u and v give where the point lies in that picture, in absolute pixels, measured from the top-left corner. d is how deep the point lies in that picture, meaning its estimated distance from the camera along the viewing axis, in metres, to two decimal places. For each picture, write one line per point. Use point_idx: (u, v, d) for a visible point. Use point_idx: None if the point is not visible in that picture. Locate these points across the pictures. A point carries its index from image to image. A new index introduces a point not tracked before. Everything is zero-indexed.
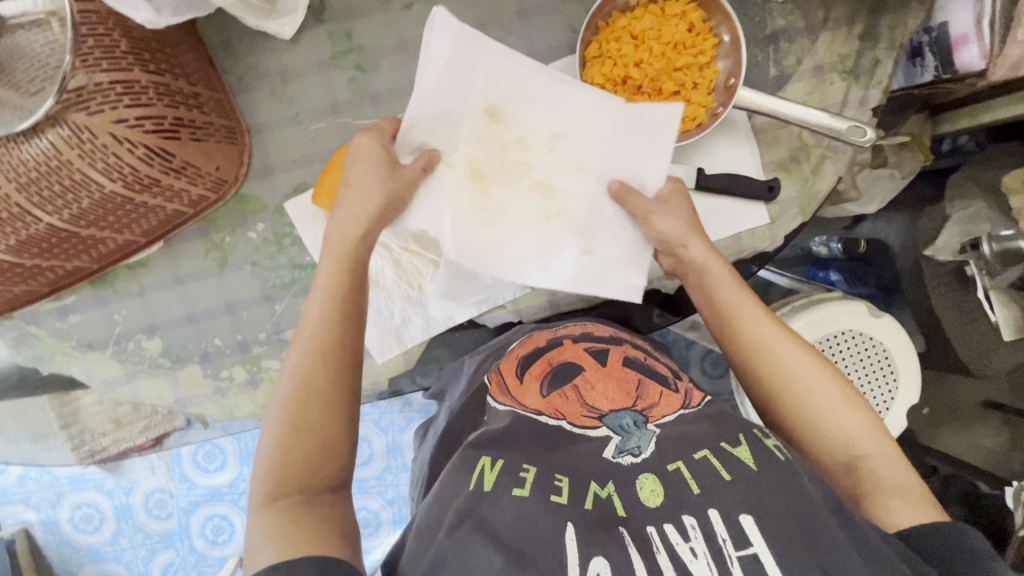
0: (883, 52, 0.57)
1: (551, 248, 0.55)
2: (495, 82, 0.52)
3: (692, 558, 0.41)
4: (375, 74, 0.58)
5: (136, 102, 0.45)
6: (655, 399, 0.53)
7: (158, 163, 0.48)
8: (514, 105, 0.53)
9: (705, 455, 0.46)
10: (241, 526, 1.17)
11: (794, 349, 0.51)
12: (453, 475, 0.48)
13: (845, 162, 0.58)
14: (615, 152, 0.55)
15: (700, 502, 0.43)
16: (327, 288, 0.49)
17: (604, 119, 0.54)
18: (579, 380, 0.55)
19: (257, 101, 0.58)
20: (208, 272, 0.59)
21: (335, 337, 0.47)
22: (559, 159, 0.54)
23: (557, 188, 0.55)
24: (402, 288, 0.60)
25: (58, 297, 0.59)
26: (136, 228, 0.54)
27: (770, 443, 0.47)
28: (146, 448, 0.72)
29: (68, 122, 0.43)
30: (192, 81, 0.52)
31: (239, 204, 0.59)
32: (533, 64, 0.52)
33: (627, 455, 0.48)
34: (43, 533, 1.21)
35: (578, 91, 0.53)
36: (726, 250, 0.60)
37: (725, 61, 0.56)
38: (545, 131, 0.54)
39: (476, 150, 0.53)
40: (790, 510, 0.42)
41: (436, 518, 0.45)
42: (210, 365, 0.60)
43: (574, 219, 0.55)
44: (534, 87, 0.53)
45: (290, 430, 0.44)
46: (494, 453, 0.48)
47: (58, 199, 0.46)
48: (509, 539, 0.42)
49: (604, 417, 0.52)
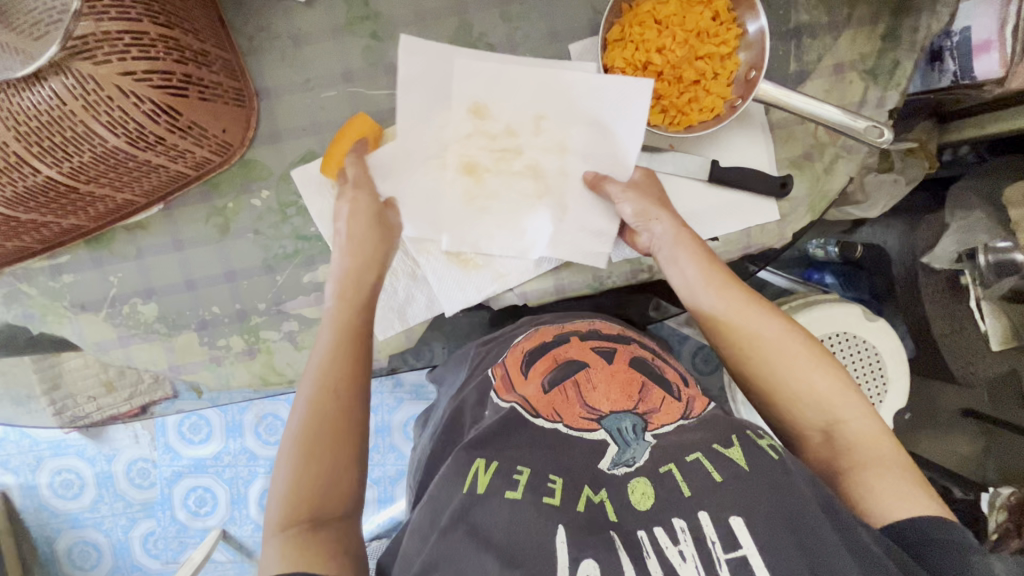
0: (904, 55, 0.56)
1: (542, 229, 0.58)
2: (471, 81, 0.55)
3: (680, 562, 0.41)
4: (391, 43, 0.57)
5: (145, 55, 0.43)
6: (656, 405, 0.51)
7: (164, 121, 0.47)
8: (494, 98, 0.56)
9: (697, 458, 0.45)
10: (225, 498, 1.16)
11: (764, 318, 0.50)
12: (448, 476, 0.47)
13: (858, 162, 0.58)
14: (599, 132, 0.57)
15: (690, 504, 0.43)
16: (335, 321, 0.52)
17: (585, 103, 0.56)
18: (580, 377, 0.53)
19: (266, 64, 0.57)
20: (209, 239, 0.58)
21: (342, 368, 0.49)
22: (545, 141, 0.57)
23: (546, 169, 0.57)
24: (407, 265, 0.59)
25: (52, 256, 0.58)
26: (137, 187, 0.52)
27: (763, 443, 0.47)
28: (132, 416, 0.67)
29: (73, 71, 0.41)
30: (201, 38, 0.50)
31: (244, 169, 0.57)
32: (504, 59, 0.56)
33: (622, 467, 0.47)
34: (21, 497, 1.19)
35: (554, 78, 0.55)
36: (734, 244, 0.60)
37: (747, 53, 0.55)
38: (528, 117, 0.57)
39: (466, 143, 0.57)
40: (782, 510, 0.41)
41: (429, 520, 0.46)
42: (207, 333, 0.59)
43: (563, 198, 0.58)
44: (510, 77, 0.56)
45: (304, 464, 0.45)
46: (488, 454, 0.47)
47: (58, 151, 0.45)
48: (500, 542, 0.42)
49: (602, 419, 0.50)
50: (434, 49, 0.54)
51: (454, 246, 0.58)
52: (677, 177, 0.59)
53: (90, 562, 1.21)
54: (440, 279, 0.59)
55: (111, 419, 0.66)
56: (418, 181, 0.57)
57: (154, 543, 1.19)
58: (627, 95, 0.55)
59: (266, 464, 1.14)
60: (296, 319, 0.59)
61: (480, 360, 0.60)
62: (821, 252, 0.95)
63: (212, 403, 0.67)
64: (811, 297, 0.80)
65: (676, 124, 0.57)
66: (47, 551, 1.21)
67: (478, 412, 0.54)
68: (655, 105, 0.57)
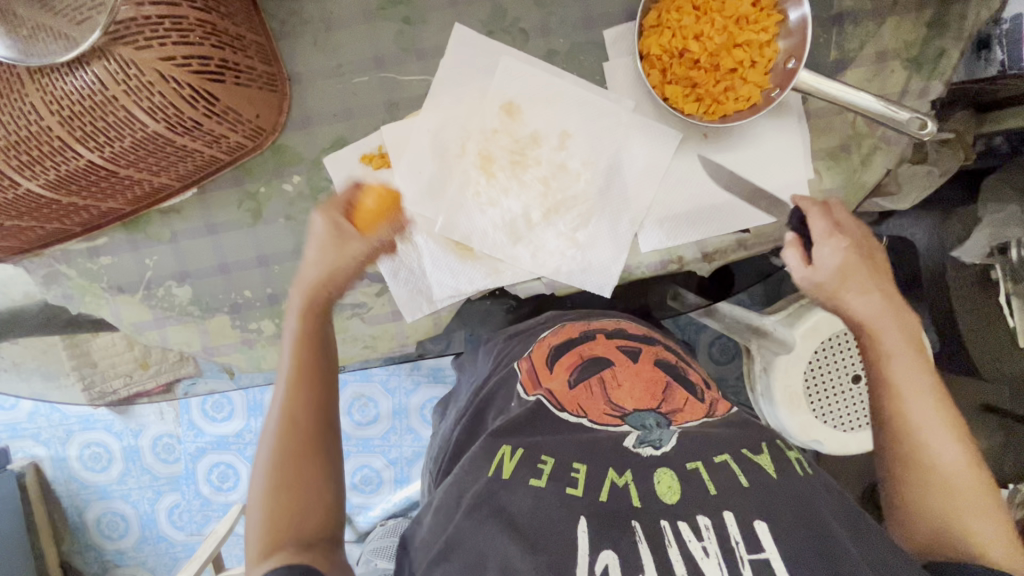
0: (950, 42, 0.55)
1: (543, 240, 0.59)
2: (511, 83, 0.57)
3: (703, 557, 0.39)
4: (422, 28, 0.56)
5: (183, 40, 0.43)
6: (679, 405, 0.51)
7: (201, 105, 0.47)
8: (528, 105, 0.57)
9: (726, 460, 0.45)
10: (247, 474, 1.19)
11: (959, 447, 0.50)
12: (473, 461, 0.47)
13: (897, 155, 0.56)
14: (621, 155, 0.58)
15: (715, 503, 0.42)
16: (298, 343, 0.52)
17: (610, 126, 0.58)
18: (606, 375, 0.53)
19: (298, 48, 0.56)
20: (241, 223, 0.59)
21: (309, 378, 0.51)
22: (563, 158, 0.58)
23: (559, 184, 0.58)
24: (487, 263, 0.59)
25: (90, 238, 0.59)
26: (173, 171, 0.53)
27: (792, 456, 0.48)
28: (157, 392, 0.69)
29: (115, 56, 0.42)
30: (236, 23, 0.49)
31: (276, 154, 0.57)
32: (550, 68, 0.57)
33: (648, 446, 0.47)
34: (53, 469, 1.23)
35: (588, 96, 0.57)
36: (767, 235, 0.58)
37: (787, 41, 0.54)
38: (555, 129, 0.58)
39: (489, 140, 0.58)
40: (798, 521, 0.41)
41: (453, 501, 0.46)
42: (240, 316, 0.60)
43: (570, 216, 0.58)
44: (550, 89, 0.57)
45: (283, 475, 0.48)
46: (514, 442, 0.48)
47: (99, 136, 0.45)
48: (524, 527, 0.42)
49: (625, 416, 0.50)
50: (485, 49, 0.56)
51: (446, 232, 0.58)
52: (707, 165, 0.58)
53: (118, 531, 1.26)
54: (439, 268, 0.59)
55: (136, 396, 0.68)
56: (428, 170, 0.58)
57: (180, 515, 1.23)
58: (652, 136, 0.58)
59: None
60: None
61: (505, 355, 0.60)
62: None
63: (235, 383, 0.67)
64: None
65: (711, 113, 0.56)
66: (78, 520, 1.26)
67: (500, 403, 0.55)
68: (689, 94, 0.55)
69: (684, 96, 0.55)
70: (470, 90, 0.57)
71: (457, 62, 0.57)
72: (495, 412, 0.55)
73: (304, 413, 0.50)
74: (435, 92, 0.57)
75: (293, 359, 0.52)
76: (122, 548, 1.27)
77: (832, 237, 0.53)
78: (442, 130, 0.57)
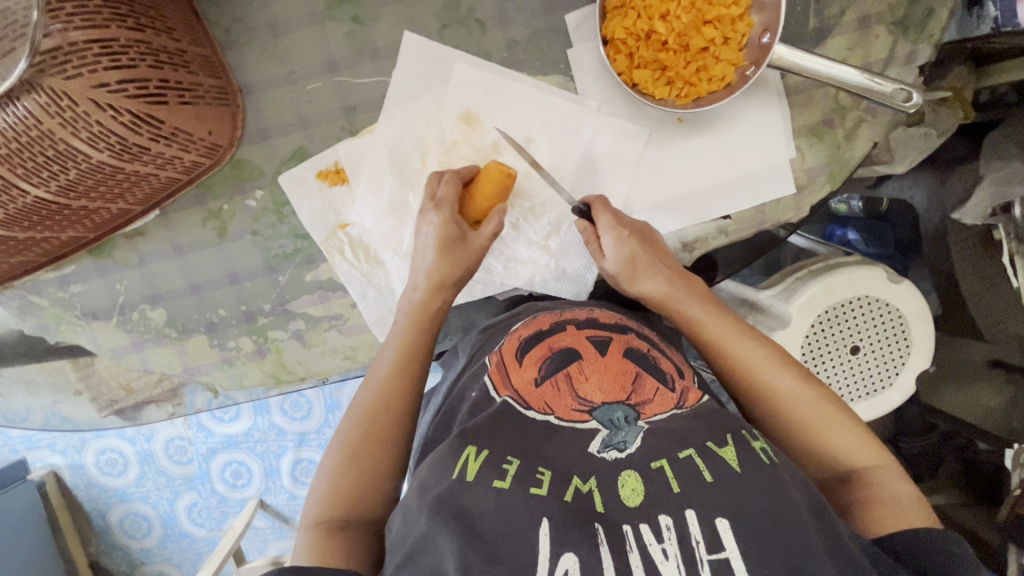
0: (938, 2, 0.51)
1: (515, 251, 0.58)
2: (470, 90, 0.54)
3: (662, 560, 0.39)
4: (373, 26, 0.53)
5: (117, 64, 0.41)
6: (648, 396, 0.50)
7: (146, 130, 0.45)
8: (489, 112, 0.55)
9: (690, 456, 0.44)
10: (259, 471, 1.21)
11: (781, 367, 0.51)
12: (437, 464, 0.46)
13: (883, 126, 0.53)
14: (598, 160, 0.56)
15: (678, 502, 0.41)
16: (412, 324, 0.53)
17: (578, 129, 0.55)
18: (572, 370, 0.52)
19: (247, 57, 0.54)
20: (208, 242, 0.57)
21: (419, 360, 0.53)
22: (526, 165, 0.56)
23: (527, 191, 0.57)
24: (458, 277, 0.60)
25: (57, 267, 0.58)
26: (130, 196, 0.51)
27: (757, 446, 0.45)
28: (162, 398, 0.66)
29: (45, 88, 0.39)
30: (176, 36, 0.47)
31: (235, 169, 0.56)
32: (510, 73, 0.54)
33: (612, 450, 0.45)
34: (71, 475, 1.26)
35: (554, 99, 0.54)
36: (748, 220, 0.56)
37: (760, 15, 0.51)
38: (518, 137, 0.56)
39: (451, 153, 0.56)
40: (769, 517, 0.39)
41: (416, 502, 0.44)
42: (217, 335, 0.60)
43: (540, 225, 0.58)
44: (509, 94, 0.54)
45: (356, 447, 0.49)
46: (480, 443, 0.46)
47: (44, 171, 0.43)
48: (486, 534, 0.40)
49: (594, 410, 0.49)
50: (439, 55, 0.54)
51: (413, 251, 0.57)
52: (684, 154, 0.56)
53: (141, 531, 1.30)
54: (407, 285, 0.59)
55: (145, 402, 0.67)
56: (389, 189, 0.56)
57: (198, 512, 1.27)
58: (622, 137, 0.56)
59: (294, 439, 1.18)
60: (303, 318, 0.59)
61: (479, 347, 0.60)
62: (843, 208, 0.93)
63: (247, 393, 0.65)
64: (831, 261, 0.73)
65: (683, 97, 0.53)
66: (101, 523, 1.31)
67: (468, 395, 0.55)
68: (659, 77, 0.52)
69: (654, 80, 0.52)
70: (427, 101, 0.55)
71: (409, 72, 0.54)
72: (463, 409, 0.54)
73: (403, 390, 0.52)
74: (389, 106, 0.54)
75: (405, 339, 0.53)
76: (147, 545, 1.32)
77: (614, 228, 0.52)
78: (403, 146, 0.56)
